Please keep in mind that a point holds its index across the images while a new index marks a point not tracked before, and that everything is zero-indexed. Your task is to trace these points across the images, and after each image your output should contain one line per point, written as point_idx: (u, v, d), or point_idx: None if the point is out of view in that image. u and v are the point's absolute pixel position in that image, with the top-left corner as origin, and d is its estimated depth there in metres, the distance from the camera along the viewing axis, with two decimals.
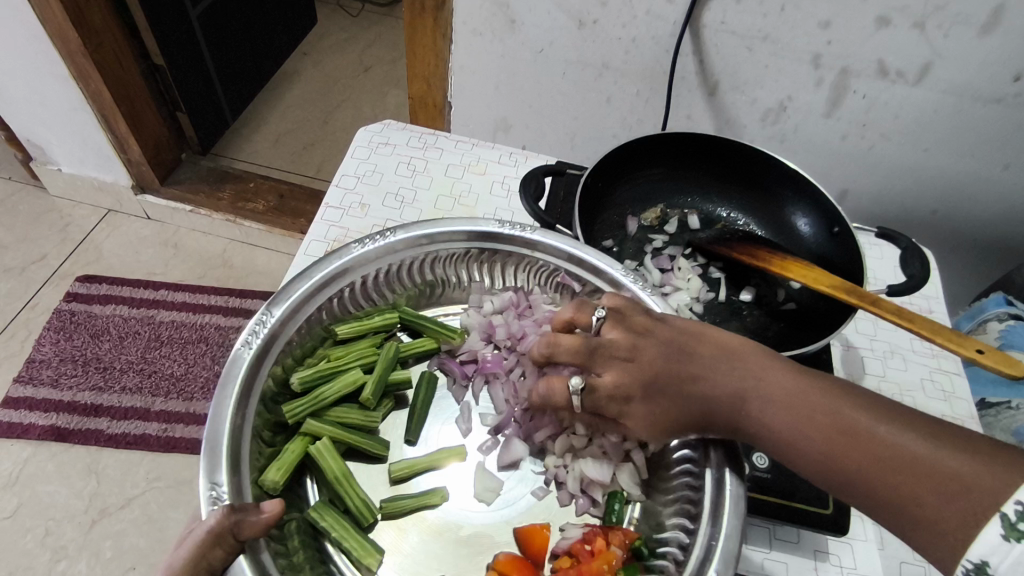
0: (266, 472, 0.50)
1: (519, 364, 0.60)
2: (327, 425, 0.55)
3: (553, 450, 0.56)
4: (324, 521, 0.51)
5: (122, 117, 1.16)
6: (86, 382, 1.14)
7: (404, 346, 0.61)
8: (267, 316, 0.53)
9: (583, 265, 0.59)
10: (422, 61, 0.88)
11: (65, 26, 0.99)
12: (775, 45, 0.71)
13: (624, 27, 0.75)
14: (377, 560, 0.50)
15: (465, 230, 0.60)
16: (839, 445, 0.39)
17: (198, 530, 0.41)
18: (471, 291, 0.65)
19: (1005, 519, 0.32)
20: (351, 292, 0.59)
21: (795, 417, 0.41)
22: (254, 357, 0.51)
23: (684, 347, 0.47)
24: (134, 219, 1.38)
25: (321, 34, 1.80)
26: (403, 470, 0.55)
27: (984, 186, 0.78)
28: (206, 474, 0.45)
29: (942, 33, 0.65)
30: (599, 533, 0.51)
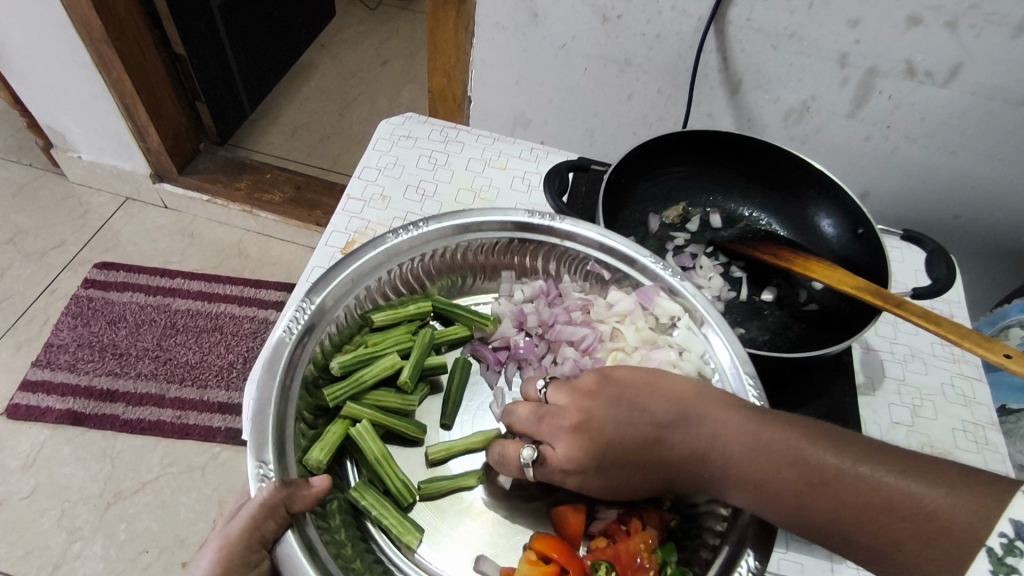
0: (309, 452, 0.51)
1: (552, 350, 0.62)
2: (365, 408, 0.56)
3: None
4: (365, 500, 0.52)
5: (143, 106, 1.17)
6: (102, 367, 1.15)
7: (438, 333, 0.62)
8: (308, 303, 0.54)
9: (613, 253, 0.60)
10: (443, 53, 0.88)
11: (90, 15, 1.00)
12: (802, 43, 0.70)
13: (648, 23, 0.75)
14: (417, 538, 0.51)
15: (501, 219, 0.60)
16: (816, 495, 0.40)
17: (254, 501, 0.43)
18: (501, 278, 0.65)
19: (992, 554, 0.35)
20: (385, 281, 0.60)
21: (756, 476, 0.42)
22: (295, 342, 0.52)
23: (627, 404, 0.45)
24: (152, 207, 1.40)
25: (339, 27, 1.80)
26: (441, 452, 0.55)
27: (1011, 191, 0.76)
28: (254, 453, 0.46)
29: (974, 33, 0.64)
30: (633, 514, 0.51)
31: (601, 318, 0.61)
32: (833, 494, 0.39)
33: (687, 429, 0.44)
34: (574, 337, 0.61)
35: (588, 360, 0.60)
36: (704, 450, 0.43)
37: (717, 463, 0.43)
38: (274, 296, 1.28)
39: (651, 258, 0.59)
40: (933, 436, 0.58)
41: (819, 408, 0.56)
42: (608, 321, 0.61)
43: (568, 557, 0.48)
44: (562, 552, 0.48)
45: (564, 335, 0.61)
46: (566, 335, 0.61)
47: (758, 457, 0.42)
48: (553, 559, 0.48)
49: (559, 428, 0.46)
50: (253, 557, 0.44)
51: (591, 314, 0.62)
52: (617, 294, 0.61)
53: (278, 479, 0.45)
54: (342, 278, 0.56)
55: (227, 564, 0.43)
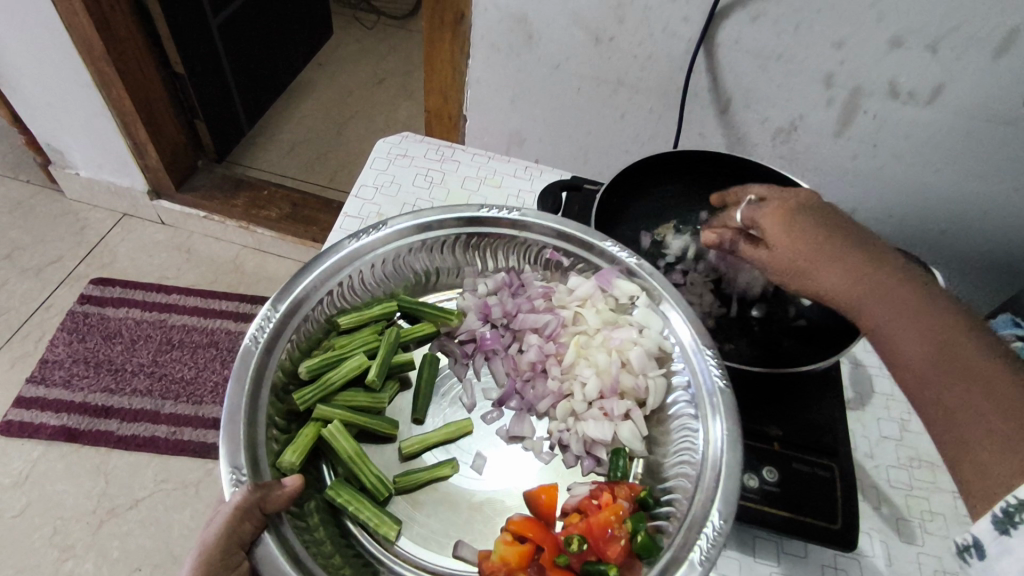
0: (283, 455, 0.52)
1: (516, 340, 0.65)
2: (335, 408, 0.56)
3: (556, 415, 0.60)
4: (341, 497, 0.52)
5: (141, 123, 1.18)
6: (97, 383, 1.15)
7: (405, 331, 0.63)
8: (274, 311, 0.55)
9: (569, 240, 0.63)
10: (439, 73, 0.90)
11: (91, 34, 1.01)
12: (789, 64, 0.72)
13: (639, 44, 0.76)
14: (395, 531, 0.51)
15: (454, 217, 0.63)
16: (943, 364, 0.42)
17: (227, 507, 0.44)
18: (463, 274, 0.68)
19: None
20: (347, 284, 0.61)
21: (917, 320, 0.44)
22: (263, 351, 0.53)
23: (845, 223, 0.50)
24: (149, 224, 1.41)
25: (336, 45, 1.83)
26: (414, 445, 0.57)
27: (997, 208, 0.78)
28: (226, 460, 0.47)
29: (956, 55, 0.66)
30: (603, 488, 0.52)
31: (563, 304, 0.63)
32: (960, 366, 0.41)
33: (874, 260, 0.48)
34: (538, 324, 0.63)
35: (553, 345, 0.62)
36: (888, 291, 0.46)
37: (889, 290, 0.46)
38: None
39: (608, 242, 0.61)
40: (921, 450, 0.59)
41: (805, 421, 0.56)
42: (570, 306, 0.63)
43: (542, 536, 0.49)
44: (538, 532, 0.49)
45: (528, 323, 0.63)
46: (530, 322, 0.63)
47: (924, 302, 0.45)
48: (529, 538, 0.49)
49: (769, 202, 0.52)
50: (232, 559, 0.44)
51: (554, 301, 0.64)
52: (577, 279, 0.63)
53: (250, 483, 0.46)
54: (305, 285, 0.57)
55: (207, 565, 0.43)
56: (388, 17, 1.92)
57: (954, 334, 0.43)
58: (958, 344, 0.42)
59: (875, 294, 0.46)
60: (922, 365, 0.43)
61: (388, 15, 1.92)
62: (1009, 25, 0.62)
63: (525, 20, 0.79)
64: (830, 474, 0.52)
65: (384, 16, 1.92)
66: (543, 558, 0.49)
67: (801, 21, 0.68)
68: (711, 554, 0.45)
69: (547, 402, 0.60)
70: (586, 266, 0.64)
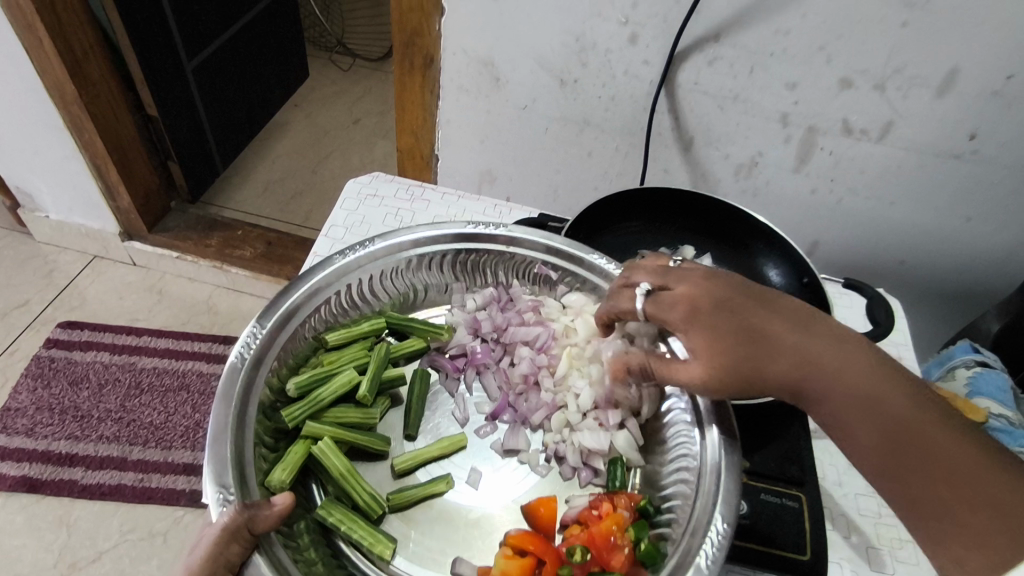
0: (271, 474, 0.52)
1: (506, 354, 0.66)
2: (325, 426, 0.57)
3: (551, 428, 0.60)
4: (333, 517, 0.52)
5: (114, 166, 1.17)
6: (61, 431, 1.12)
7: (394, 348, 0.64)
8: (258, 329, 0.56)
9: (557, 253, 0.65)
10: (410, 115, 0.91)
11: (63, 79, 1.02)
12: (746, 104, 0.75)
13: (604, 86, 0.79)
14: (389, 549, 0.51)
15: (446, 232, 0.65)
16: (903, 444, 0.42)
17: (213, 529, 0.44)
18: (451, 291, 0.69)
19: None
20: (334, 301, 0.62)
21: (865, 397, 0.44)
22: (248, 367, 0.53)
23: (757, 305, 0.49)
24: (120, 265, 1.39)
25: (312, 87, 1.85)
26: (408, 461, 0.57)
27: (950, 238, 0.81)
28: (213, 478, 0.46)
29: (902, 94, 0.69)
30: (604, 498, 0.53)
31: (553, 317, 0.65)
32: (919, 444, 0.41)
33: (806, 338, 0.47)
34: (529, 336, 0.65)
35: (545, 356, 0.64)
36: (830, 370, 0.45)
37: (829, 373, 0.45)
38: None
39: (595, 255, 0.63)
40: None
41: (777, 451, 0.56)
42: (560, 319, 0.65)
43: (544, 548, 0.50)
44: (536, 544, 0.50)
45: (519, 337, 0.65)
46: (520, 335, 0.65)
47: (872, 379, 0.44)
48: (530, 552, 0.50)
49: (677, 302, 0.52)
50: None
51: (543, 314, 0.66)
52: (571, 294, 0.66)
53: (239, 501, 0.46)
54: (289, 303, 0.58)
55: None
56: (364, 59, 1.96)
57: (905, 412, 0.42)
58: (915, 426, 0.42)
59: (816, 378, 0.45)
60: (879, 454, 0.43)
61: (364, 57, 1.96)
62: (949, 66, 0.65)
63: (492, 63, 0.81)
64: (797, 504, 0.52)
65: (359, 58, 1.96)
66: (546, 571, 0.49)
67: (755, 64, 0.71)
68: (716, 557, 0.46)
69: (541, 415, 0.61)
70: (576, 281, 0.65)
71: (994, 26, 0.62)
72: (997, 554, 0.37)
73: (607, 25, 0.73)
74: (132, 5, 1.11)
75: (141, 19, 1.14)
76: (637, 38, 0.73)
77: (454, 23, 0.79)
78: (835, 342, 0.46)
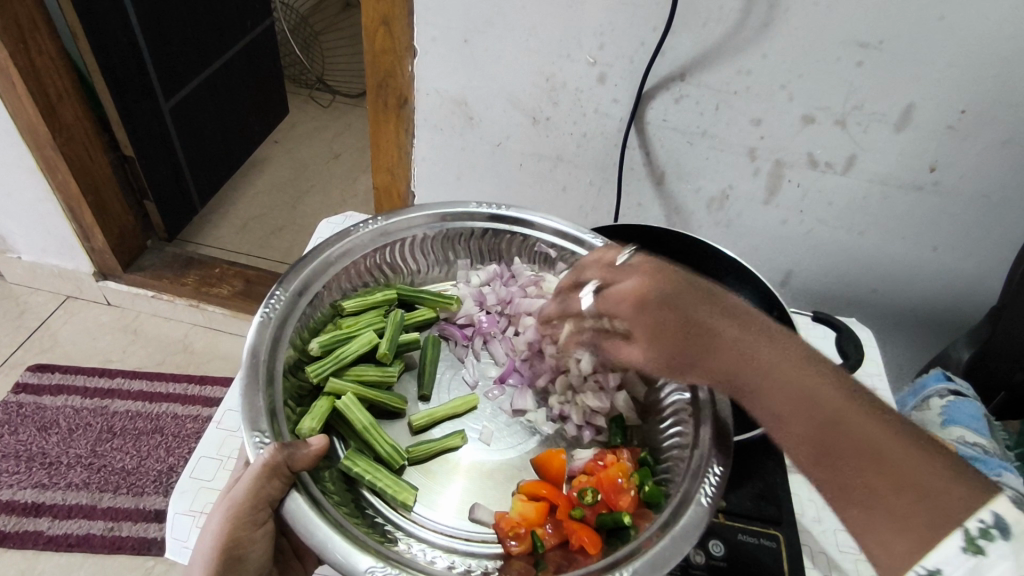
0: (300, 423, 0.56)
1: (511, 324, 0.69)
2: (348, 383, 0.60)
3: (555, 390, 0.64)
4: (357, 466, 0.54)
5: (87, 207, 1.16)
6: (29, 479, 1.09)
7: (406, 316, 0.68)
8: (281, 292, 0.58)
9: (563, 236, 0.67)
10: (385, 154, 0.92)
11: (35, 120, 1.01)
12: (714, 140, 0.77)
13: (575, 123, 0.80)
14: (412, 495, 0.54)
15: (461, 211, 0.68)
16: (833, 442, 0.39)
17: (257, 463, 0.46)
18: (456, 267, 0.73)
19: (966, 532, 0.36)
20: (350, 270, 0.65)
21: (799, 392, 0.41)
22: (274, 323, 0.56)
23: (706, 297, 0.47)
24: (93, 305, 1.36)
25: (292, 123, 1.86)
26: (424, 419, 0.60)
27: (919, 267, 0.82)
28: (247, 424, 0.48)
29: (862, 129, 0.71)
30: (607, 452, 0.57)
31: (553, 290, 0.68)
32: (851, 441, 0.39)
33: (742, 329, 0.45)
34: (532, 308, 0.67)
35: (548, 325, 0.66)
36: (760, 369, 0.43)
37: (761, 367, 0.43)
38: (220, 393, 1.24)
39: (594, 236, 0.66)
40: None
41: (752, 491, 0.56)
42: None
43: (556, 494, 0.54)
44: (547, 492, 0.53)
45: (522, 307, 0.68)
46: (524, 306, 0.68)
47: (800, 370, 0.42)
48: (543, 496, 0.53)
49: (624, 296, 0.50)
50: (259, 513, 0.46)
51: (543, 288, 0.69)
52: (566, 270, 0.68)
53: (275, 442, 0.48)
54: (310, 270, 0.61)
55: (236, 520, 0.46)
56: (342, 96, 1.97)
57: (839, 408, 0.40)
58: (845, 420, 0.39)
59: (750, 374, 0.43)
60: (805, 442, 0.40)
61: (343, 93, 1.98)
62: (905, 102, 0.67)
63: (465, 103, 0.83)
64: (774, 544, 0.53)
65: (339, 94, 1.98)
66: (558, 514, 0.53)
67: (720, 101, 0.73)
68: (715, 496, 0.49)
69: (546, 377, 0.64)
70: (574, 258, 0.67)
71: (945, 65, 0.64)
72: (922, 536, 0.36)
73: (576, 66, 0.75)
74: (107, 45, 1.12)
75: (117, 60, 1.15)
76: (605, 77, 0.75)
77: (426, 64, 0.80)
78: (769, 340, 0.44)
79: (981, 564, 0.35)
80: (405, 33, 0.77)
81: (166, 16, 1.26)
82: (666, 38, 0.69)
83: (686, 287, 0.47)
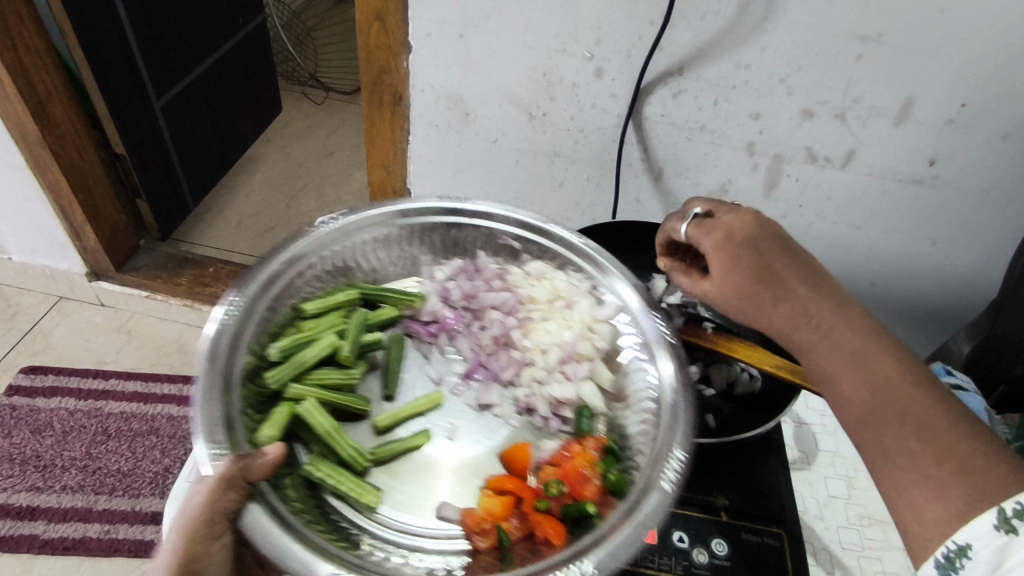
0: (260, 431, 0.53)
1: (476, 319, 0.67)
2: (310, 388, 0.58)
3: (521, 382, 0.63)
4: (320, 472, 0.53)
5: (79, 206, 1.15)
6: (23, 483, 1.07)
7: (370, 315, 0.66)
8: (236, 298, 0.57)
9: (527, 228, 0.67)
10: (381, 150, 0.91)
11: (25, 119, 1.00)
12: (713, 134, 0.76)
13: (572, 119, 0.80)
14: (376, 497, 0.53)
15: (421, 207, 0.67)
16: (883, 402, 0.45)
17: (211, 477, 0.45)
18: (420, 264, 0.70)
19: (1002, 514, 0.39)
20: (312, 271, 0.64)
21: (853, 355, 0.47)
22: (227, 329, 0.55)
23: (789, 254, 0.51)
24: (87, 306, 1.35)
25: (285, 120, 1.85)
26: (389, 419, 0.59)
27: (918, 261, 0.82)
28: (202, 435, 0.48)
29: (862, 123, 0.70)
30: (573, 443, 0.57)
31: (518, 284, 0.67)
32: (897, 403, 0.45)
33: (814, 289, 0.50)
34: (497, 302, 0.66)
35: (514, 318, 0.66)
36: (823, 330, 0.49)
37: (822, 326, 0.49)
38: None
39: (561, 229, 0.66)
40: (869, 508, 0.59)
41: (754, 489, 0.57)
42: (526, 283, 0.67)
43: (522, 487, 0.53)
44: (514, 485, 0.54)
45: (487, 302, 0.66)
46: (489, 300, 0.66)
47: (861, 342, 0.48)
48: (509, 490, 0.53)
49: (716, 226, 0.51)
50: (216, 527, 0.46)
51: (509, 281, 0.68)
52: (535, 264, 0.68)
53: (230, 454, 0.47)
54: (265, 274, 0.60)
55: (192, 535, 0.45)
56: (336, 92, 1.96)
57: (891, 375, 0.46)
58: (896, 386, 0.45)
59: (809, 330, 0.49)
60: (862, 406, 0.46)
61: (336, 90, 1.96)
62: (906, 94, 0.67)
63: (460, 99, 0.82)
64: (778, 542, 0.53)
65: (333, 91, 1.96)
66: (524, 506, 0.53)
67: (719, 96, 0.72)
68: (676, 480, 0.50)
69: (511, 371, 0.64)
70: (541, 250, 0.67)
71: (944, 59, 0.64)
72: (957, 508, 0.40)
73: (573, 61, 0.74)
74: (97, 41, 1.10)
75: (106, 58, 1.14)
76: (602, 72, 0.74)
77: (421, 60, 0.79)
78: (836, 304, 0.50)
79: (1013, 543, 0.38)
80: (400, 29, 0.76)
81: (156, 14, 1.24)
82: (664, 32, 0.68)
83: (773, 236, 0.51)
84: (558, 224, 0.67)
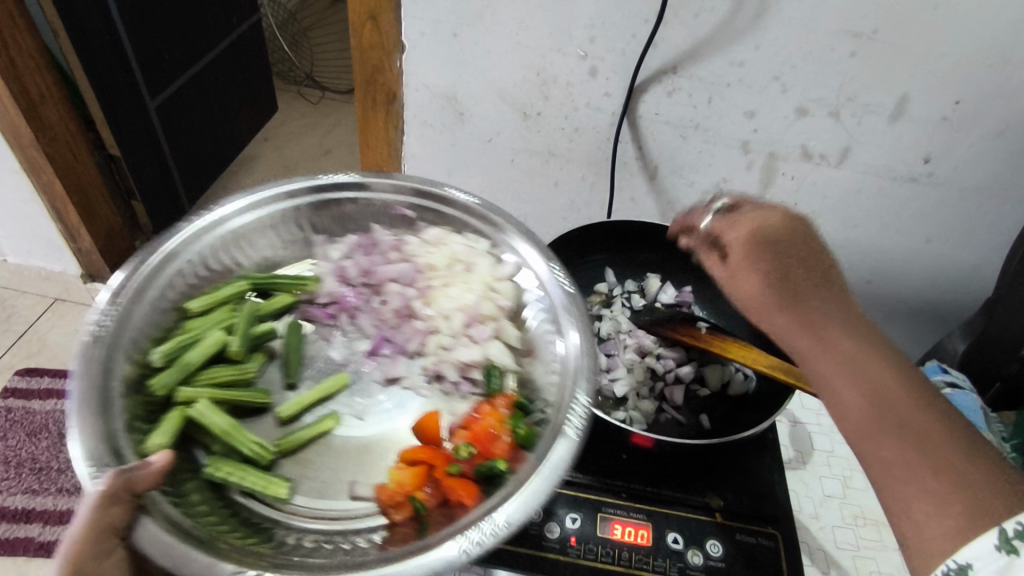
0: (149, 440, 0.51)
1: (376, 294, 0.66)
2: (201, 389, 0.57)
3: (428, 351, 0.62)
4: (222, 470, 0.51)
5: (73, 208, 1.14)
6: (19, 485, 1.07)
7: (263, 305, 0.64)
8: (112, 307, 0.52)
9: (416, 194, 0.64)
10: (375, 150, 0.91)
11: (18, 120, 1.00)
12: (707, 133, 0.76)
13: (567, 118, 0.79)
14: (283, 488, 0.51)
15: (301, 184, 0.63)
16: (885, 414, 0.43)
17: (92, 495, 0.41)
18: (313, 245, 0.68)
19: (1003, 533, 0.37)
20: (199, 262, 0.61)
21: (856, 364, 0.46)
22: (92, 338, 0.50)
23: (813, 254, 0.54)
24: (82, 307, 1.34)
25: (281, 120, 1.85)
26: (292, 408, 0.58)
27: (914, 259, 0.82)
28: (82, 458, 0.44)
29: (856, 121, 0.70)
30: (483, 404, 0.57)
31: (416, 253, 0.65)
32: (898, 415, 0.43)
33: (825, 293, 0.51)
34: (396, 274, 0.65)
35: (413, 289, 0.65)
36: (827, 338, 0.48)
37: (825, 335, 0.48)
38: None
39: (454, 192, 0.64)
40: (864, 508, 0.59)
41: (745, 488, 0.57)
42: (423, 252, 0.65)
43: (434, 455, 0.52)
44: (428, 454, 0.52)
45: (386, 275, 0.65)
46: (388, 273, 0.65)
47: (865, 353, 0.46)
48: (422, 460, 0.52)
49: (747, 219, 0.56)
50: (105, 546, 0.42)
51: (406, 251, 0.66)
52: (432, 232, 0.65)
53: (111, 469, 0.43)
54: (145, 275, 0.56)
55: (79, 553, 0.41)
56: (332, 92, 1.96)
57: (894, 387, 0.44)
58: (898, 398, 0.43)
59: (812, 337, 0.48)
60: (862, 416, 0.44)
61: (332, 90, 1.96)
62: (901, 91, 0.67)
63: (455, 98, 0.81)
64: (773, 542, 0.53)
65: (329, 91, 1.96)
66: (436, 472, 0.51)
67: (713, 94, 0.72)
68: (582, 427, 0.48)
69: (416, 342, 0.63)
70: (435, 216, 0.65)
71: (938, 56, 0.63)
72: (958, 525, 0.38)
73: (567, 60, 0.74)
74: (91, 42, 1.10)
75: (100, 60, 1.13)
76: (596, 71, 0.74)
77: (414, 60, 0.79)
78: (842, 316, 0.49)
79: (1014, 563, 0.36)
80: (394, 29, 0.76)
81: (150, 15, 1.24)
82: (657, 30, 0.68)
83: (801, 238, 0.54)
84: (452, 187, 0.65)
